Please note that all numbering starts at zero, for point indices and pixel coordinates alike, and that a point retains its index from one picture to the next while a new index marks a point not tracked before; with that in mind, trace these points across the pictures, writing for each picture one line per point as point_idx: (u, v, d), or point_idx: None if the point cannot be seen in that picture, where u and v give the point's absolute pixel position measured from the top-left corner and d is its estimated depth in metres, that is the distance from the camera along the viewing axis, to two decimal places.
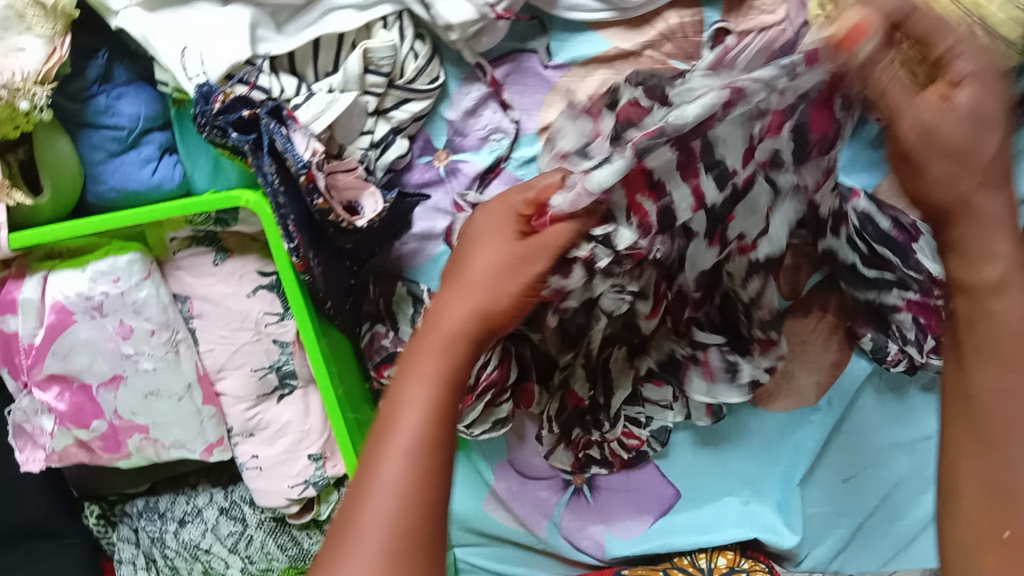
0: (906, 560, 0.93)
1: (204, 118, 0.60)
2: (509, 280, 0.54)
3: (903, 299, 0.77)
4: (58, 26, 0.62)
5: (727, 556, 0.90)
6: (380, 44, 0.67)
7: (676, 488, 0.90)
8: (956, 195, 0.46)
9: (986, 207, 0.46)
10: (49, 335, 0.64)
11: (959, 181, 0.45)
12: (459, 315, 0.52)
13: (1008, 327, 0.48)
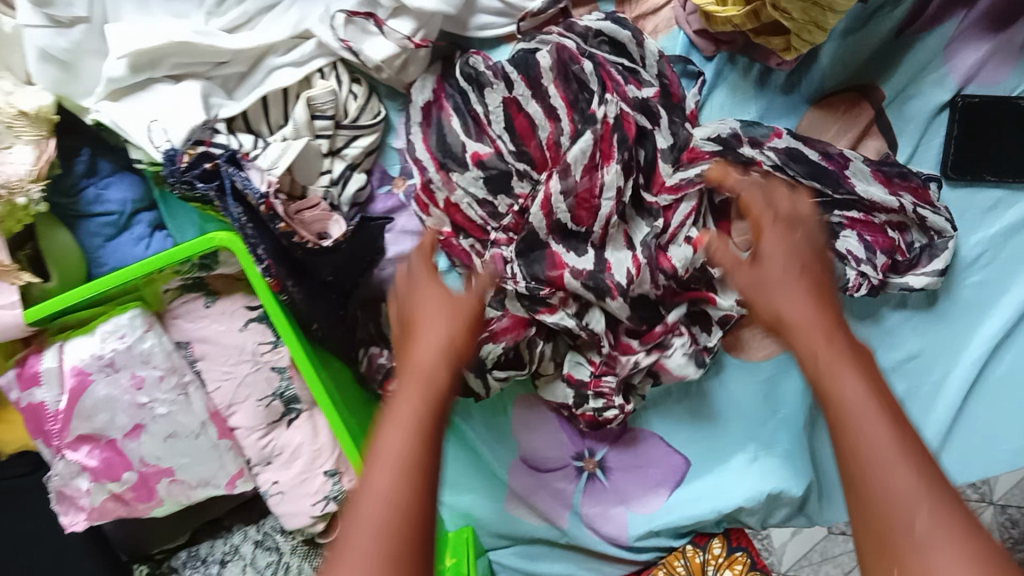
0: None
1: (174, 177, 0.69)
2: (452, 317, 0.58)
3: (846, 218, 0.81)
4: (42, 130, 0.72)
5: (736, 567, 0.91)
6: (320, 91, 0.77)
7: (684, 455, 0.91)
8: (774, 314, 0.57)
9: (846, 382, 0.51)
10: (72, 398, 0.71)
11: (779, 303, 0.57)
12: (431, 356, 0.55)
13: (858, 412, 0.50)
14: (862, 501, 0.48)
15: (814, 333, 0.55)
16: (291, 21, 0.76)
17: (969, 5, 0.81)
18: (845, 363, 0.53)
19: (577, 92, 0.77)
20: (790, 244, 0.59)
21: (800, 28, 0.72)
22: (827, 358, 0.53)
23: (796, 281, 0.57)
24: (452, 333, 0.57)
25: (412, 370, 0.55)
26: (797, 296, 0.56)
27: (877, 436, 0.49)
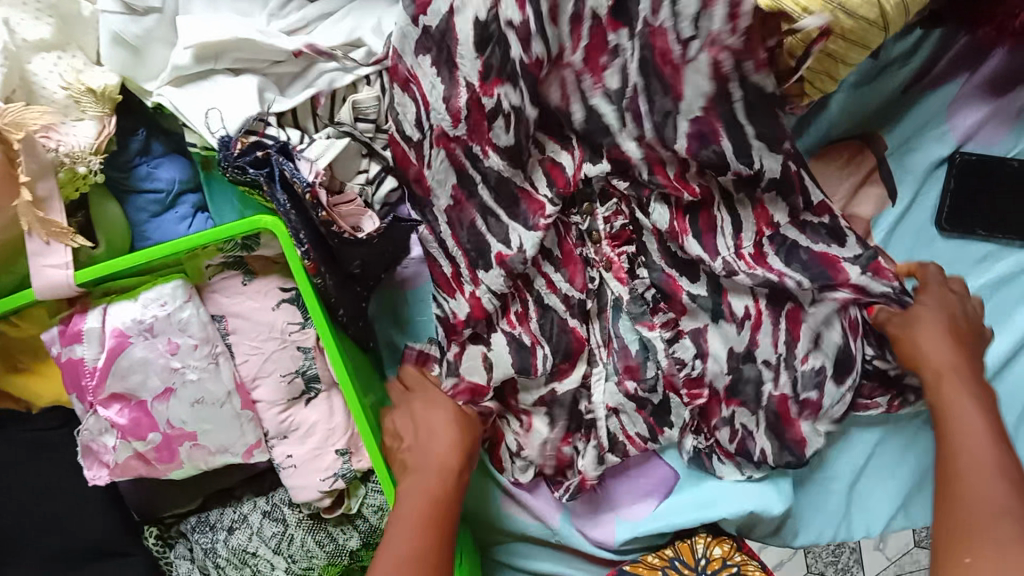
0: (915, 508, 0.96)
1: (227, 161, 0.74)
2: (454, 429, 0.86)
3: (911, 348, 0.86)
4: (105, 108, 0.77)
5: (723, 547, 0.94)
6: (365, 97, 0.83)
7: (674, 467, 0.97)
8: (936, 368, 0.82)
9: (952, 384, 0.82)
10: (110, 357, 0.77)
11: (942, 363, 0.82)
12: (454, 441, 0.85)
13: (970, 436, 0.79)
14: (954, 480, 0.78)
15: (962, 376, 0.82)
16: (346, 29, 0.82)
17: (973, 69, 0.86)
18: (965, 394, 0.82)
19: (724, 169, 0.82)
20: (942, 301, 0.85)
21: (812, 75, 0.78)
22: (951, 388, 0.81)
23: (948, 348, 0.83)
24: (453, 444, 0.85)
25: (418, 467, 0.81)
26: (942, 345, 0.83)
27: (965, 420, 0.80)
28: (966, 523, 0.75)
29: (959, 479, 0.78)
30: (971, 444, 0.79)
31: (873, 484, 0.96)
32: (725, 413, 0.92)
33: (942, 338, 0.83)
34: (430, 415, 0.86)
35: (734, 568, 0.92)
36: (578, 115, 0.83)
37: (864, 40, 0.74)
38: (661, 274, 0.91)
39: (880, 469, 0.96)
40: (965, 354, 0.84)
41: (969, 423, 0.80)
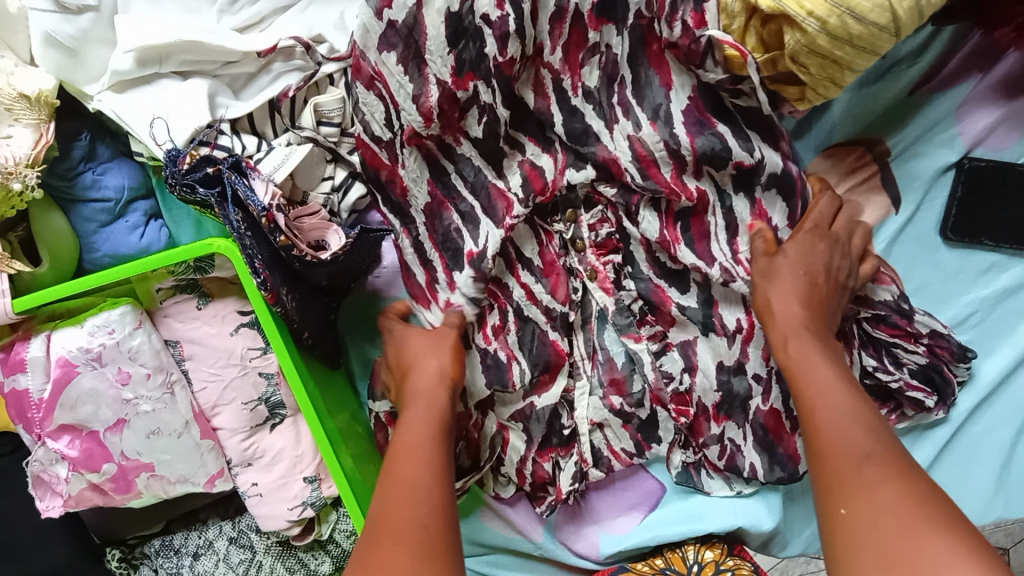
0: None
1: (174, 179, 0.68)
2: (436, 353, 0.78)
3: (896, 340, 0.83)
4: (43, 114, 0.70)
5: (714, 550, 0.91)
6: (328, 99, 0.76)
7: (660, 480, 0.94)
8: (781, 312, 0.74)
9: (787, 311, 0.74)
10: (56, 388, 0.71)
11: (791, 294, 0.74)
12: (434, 370, 0.76)
13: (821, 377, 0.67)
14: (823, 452, 0.61)
15: (803, 333, 0.72)
16: (306, 23, 0.75)
17: (984, 70, 0.80)
18: (804, 329, 0.73)
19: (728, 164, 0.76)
20: (814, 248, 0.76)
21: (814, 83, 0.71)
22: (799, 341, 0.72)
23: (800, 305, 0.74)
24: (441, 364, 0.77)
25: (414, 394, 0.74)
26: (789, 294, 0.74)
27: (822, 377, 0.67)
28: (841, 467, 0.58)
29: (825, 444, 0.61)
30: (831, 395, 0.65)
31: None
32: (715, 429, 0.88)
33: (798, 288, 0.75)
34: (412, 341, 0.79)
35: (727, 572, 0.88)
36: (558, 117, 0.79)
37: (875, 47, 0.67)
38: (649, 285, 0.86)
39: None
40: (823, 310, 0.75)
41: (824, 378, 0.67)
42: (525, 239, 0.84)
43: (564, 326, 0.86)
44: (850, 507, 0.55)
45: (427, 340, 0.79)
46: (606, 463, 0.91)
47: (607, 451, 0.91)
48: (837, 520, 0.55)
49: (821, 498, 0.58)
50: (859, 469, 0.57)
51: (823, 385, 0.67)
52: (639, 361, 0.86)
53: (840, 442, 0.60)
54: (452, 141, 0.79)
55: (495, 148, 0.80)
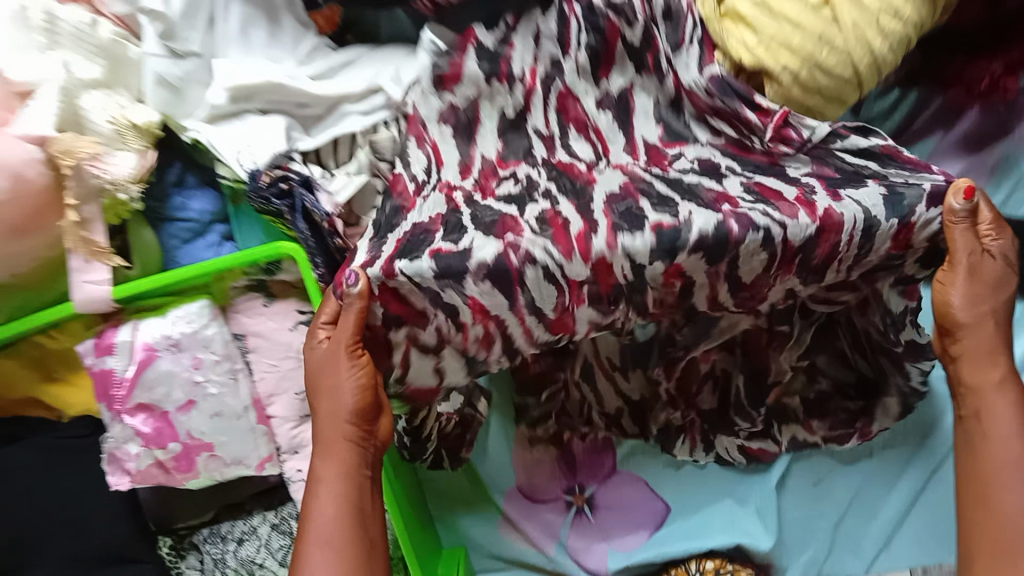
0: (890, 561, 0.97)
1: (254, 193, 0.82)
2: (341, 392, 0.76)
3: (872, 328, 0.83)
4: (147, 142, 0.84)
5: (715, 560, 0.95)
6: (383, 138, 0.90)
7: (666, 501, 1.00)
8: (968, 315, 0.76)
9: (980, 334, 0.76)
10: (139, 369, 0.83)
11: (980, 305, 0.76)
12: (349, 397, 0.76)
13: (1002, 425, 0.76)
14: (994, 513, 0.74)
15: (981, 355, 0.77)
16: (368, 78, 0.90)
17: (947, 127, 0.91)
18: (996, 377, 0.77)
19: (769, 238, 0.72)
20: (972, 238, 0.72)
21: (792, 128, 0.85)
22: (984, 376, 0.77)
23: (990, 328, 0.77)
24: (347, 400, 0.76)
25: (325, 441, 0.78)
26: (980, 312, 0.76)
27: (1000, 416, 0.76)
28: (997, 475, 0.75)
29: (990, 471, 0.75)
30: (1002, 445, 0.75)
31: (862, 531, 0.97)
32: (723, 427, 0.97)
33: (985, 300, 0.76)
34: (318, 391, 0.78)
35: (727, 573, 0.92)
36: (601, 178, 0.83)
37: (841, 96, 0.81)
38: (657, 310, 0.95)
39: (855, 516, 0.97)
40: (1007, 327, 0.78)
41: (1001, 424, 0.76)
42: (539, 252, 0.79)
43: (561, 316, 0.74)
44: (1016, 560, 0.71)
45: (330, 361, 0.76)
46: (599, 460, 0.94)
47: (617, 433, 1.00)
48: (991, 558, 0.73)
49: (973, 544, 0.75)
50: (1008, 515, 0.73)
51: (997, 430, 0.76)
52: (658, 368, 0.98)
53: (998, 497, 0.74)
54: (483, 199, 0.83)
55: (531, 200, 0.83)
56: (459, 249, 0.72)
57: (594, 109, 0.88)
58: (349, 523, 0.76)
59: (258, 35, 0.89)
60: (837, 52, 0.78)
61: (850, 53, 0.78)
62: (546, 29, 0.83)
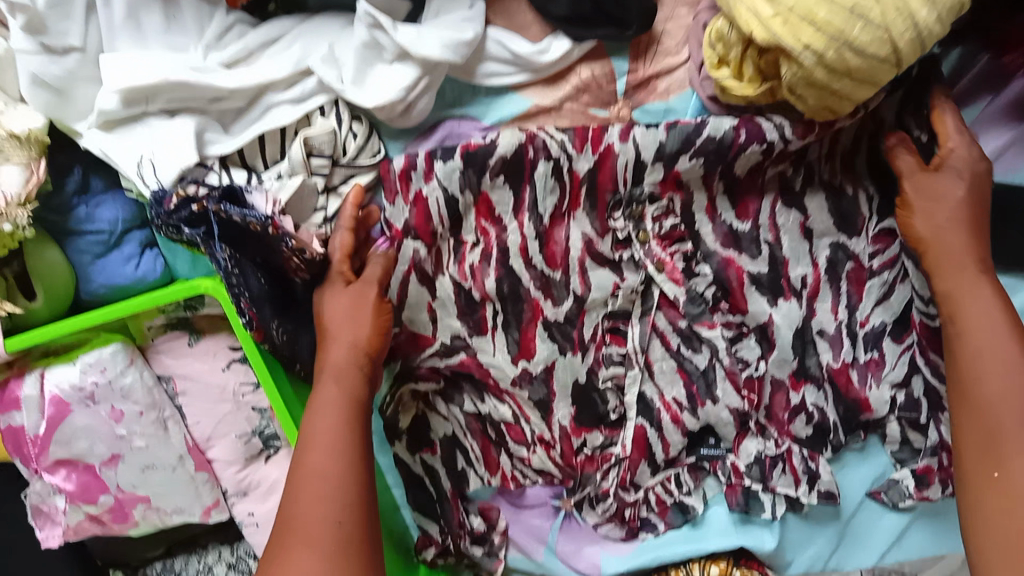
0: (900, 552, 0.94)
1: (160, 219, 0.68)
2: (357, 318, 0.71)
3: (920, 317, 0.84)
4: (33, 151, 0.70)
5: (720, 565, 0.92)
6: (319, 132, 0.75)
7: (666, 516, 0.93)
8: (925, 237, 0.75)
9: (978, 305, 0.72)
10: (50, 426, 0.72)
11: (935, 224, 0.75)
12: (339, 352, 0.70)
13: (987, 343, 0.71)
14: (976, 414, 0.69)
15: (943, 261, 0.74)
16: (292, 58, 0.73)
17: (994, 91, 0.78)
18: (981, 287, 0.73)
19: (775, 262, 0.84)
20: (950, 185, 0.75)
21: (811, 111, 0.71)
22: (952, 282, 0.74)
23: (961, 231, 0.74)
24: (357, 334, 0.71)
25: (334, 370, 0.70)
26: (941, 221, 0.74)
27: (992, 344, 0.70)
28: (996, 439, 0.68)
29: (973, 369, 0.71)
30: (982, 360, 0.70)
31: (879, 541, 0.94)
32: (795, 398, 0.88)
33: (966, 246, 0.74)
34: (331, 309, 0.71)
35: None
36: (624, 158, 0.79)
37: (875, 79, 0.66)
38: (720, 262, 0.84)
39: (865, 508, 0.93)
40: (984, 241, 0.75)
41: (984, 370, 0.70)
42: (580, 215, 0.83)
43: (563, 289, 0.86)
44: (1003, 472, 0.67)
45: (326, 374, 0.70)
46: (656, 416, 0.89)
47: (659, 402, 0.88)
48: (991, 485, 0.67)
49: (968, 466, 0.69)
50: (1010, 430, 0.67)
51: (976, 342, 0.71)
52: (714, 346, 0.86)
53: (975, 389, 0.70)
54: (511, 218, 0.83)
55: (558, 181, 0.81)
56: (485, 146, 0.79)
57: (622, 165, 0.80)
58: (328, 458, 0.65)
59: (151, 20, 0.70)
60: (871, 29, 0.62)
61: (888, 30, 0.62)
62: (548, 199, 0.82)
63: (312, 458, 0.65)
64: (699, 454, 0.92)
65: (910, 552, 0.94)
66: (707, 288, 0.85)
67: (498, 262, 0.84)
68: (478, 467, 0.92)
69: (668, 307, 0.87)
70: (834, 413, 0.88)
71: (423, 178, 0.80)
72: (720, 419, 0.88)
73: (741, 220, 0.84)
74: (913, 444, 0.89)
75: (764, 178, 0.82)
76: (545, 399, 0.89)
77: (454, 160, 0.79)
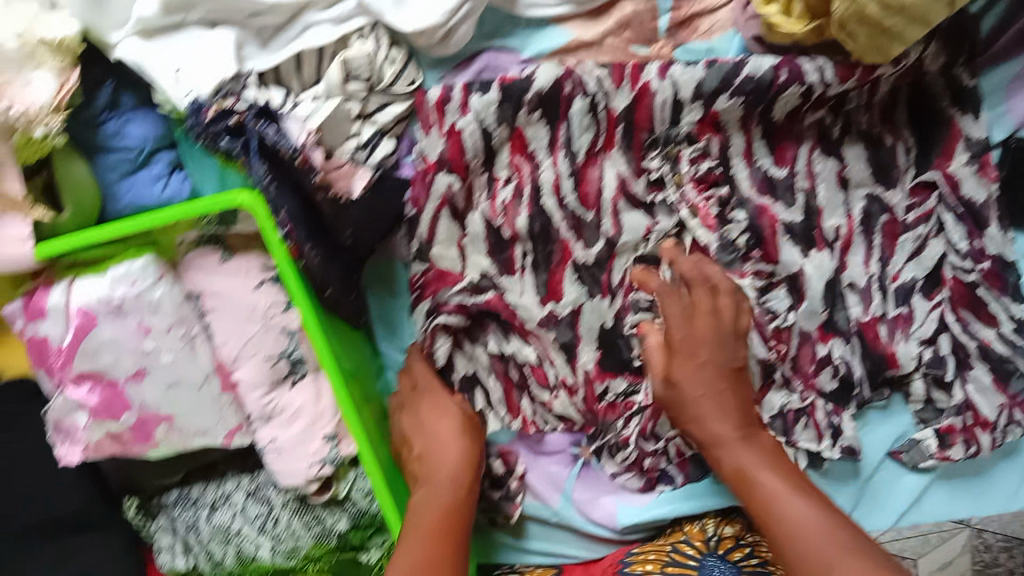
0: (917, 516, 0.94)
1: (199, 128, 0.67)
2: (460, 435, 0.85)
3: (953, 274, 0.84)
4: (66, 60, 0.69)
5: (734, 526, 0.91)
6: (357, 54, 0.74)
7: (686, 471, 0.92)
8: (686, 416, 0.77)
9: (763, 484, 0.72)
10: (77, 338, 0.71)
11: (693, 369, 0.76)
12: (453, 460, 0.82)
13: (796, 513, 0.69)
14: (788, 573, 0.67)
15: (702, 403, 0.76)
16: None
17: None
18: (733, 437, 0.76)
19: (809, 206, 0.83)
20: (708, 320, 0.76)
21: (861, 51, 0.70)
22: (745, 459, 0.75)
23: (707, 401, 0.76)
24: (465, 450, 0.83)
25: (429, 480, 0.80)
26: (690, 360, 0.76)
27: (798, 518, 0.69)
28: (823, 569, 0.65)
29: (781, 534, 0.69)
30: (785, 528, 0.69)
31: (899, 501, 0.93)
32: (822, 349, 0.86)
33: (725, 411, 0.76)
34: (436, 423, 0.84)
35: (747, 547, 0.88)
36: (663, 98, 0.79)
37: (926, 18, 0.65)
38: (754, 210, 0.83)
39: (884, 468, 0.93)
40: (735, 398, 0.77)
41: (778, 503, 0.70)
42: (616, 158, 0.83)
43: (592, 232, 0.85)
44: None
45: (427, 488, 0.79)
46: None
47: None
48: None
49: None
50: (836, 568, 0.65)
51: (744, 472, 0.74)
52: (742, 297, 0.85)
53: (789, 544, 0.68)
54: (546, 155, 0.83)
55: (594, 118, 0.81)
56: (524, 77, 0.79)
57: (663, 106, 0.79)
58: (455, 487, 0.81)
59: None
60: None
61: None
62: (586, 136, 0.82)
63: (422, 521, 0.75)
64: None
65: (927, 516, 0.94)
66: (738, 233, 0.83)
67: (531, 200, 0.84)
68: (499, 410, 0.91)
69: (700, 255, 0.85)
70: (866, 370, 0.86)
71: (459, 112, 0.79)
72: (750, 372, 0.85)
73: (778, 167, 0.83)
74: (936, 404, 0.88)
75: (802, 125, 0.82)
76: (571, 342, 0.88)
77: (491, 93, 0.79)
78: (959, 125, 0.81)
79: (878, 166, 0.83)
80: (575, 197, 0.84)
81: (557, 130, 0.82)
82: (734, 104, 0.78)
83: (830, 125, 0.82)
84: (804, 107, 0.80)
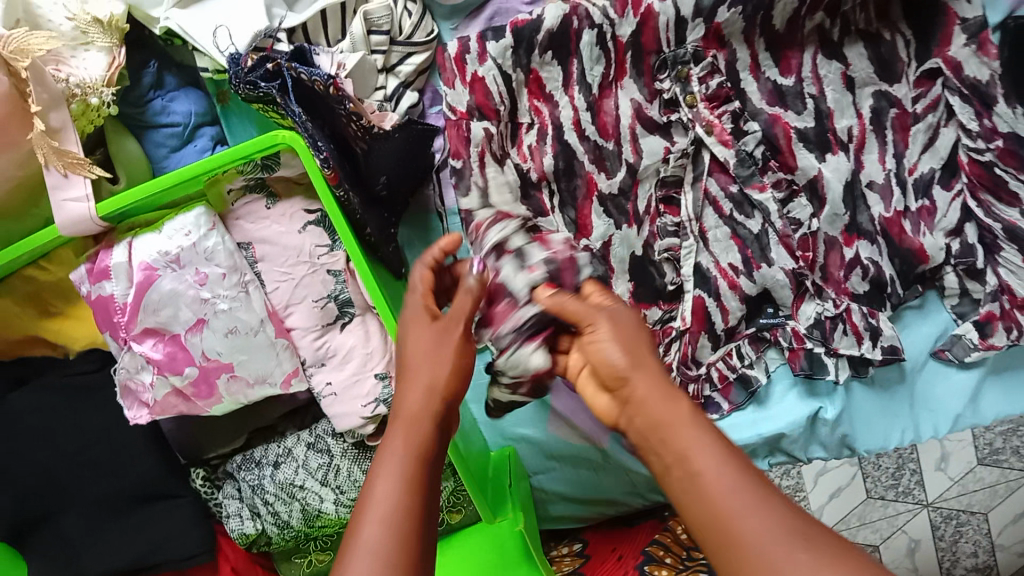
0: (971, 417, 0.94)
1: (237, 78, 0.71)
2: (440, 349, 0.63)
3: (968, 156, 0.85)
4: (115, 38, 0.74)
5: None
6: (377, 7, 0.80)
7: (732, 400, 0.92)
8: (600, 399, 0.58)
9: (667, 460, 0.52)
10: (139, 292, 0.74)
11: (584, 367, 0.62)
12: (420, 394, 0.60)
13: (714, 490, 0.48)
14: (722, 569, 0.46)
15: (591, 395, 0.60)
16: None
17: None
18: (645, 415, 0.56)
19: (819, 106, 0.86)
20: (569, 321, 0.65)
21: None
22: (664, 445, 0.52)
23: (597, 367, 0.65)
24: (436, 374, 0.61)
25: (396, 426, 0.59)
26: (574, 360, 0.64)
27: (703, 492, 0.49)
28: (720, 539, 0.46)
29: (719, 520, 0.47)
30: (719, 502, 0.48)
31: (954, 402, 0.93)
32: (848, 252, 0.87)
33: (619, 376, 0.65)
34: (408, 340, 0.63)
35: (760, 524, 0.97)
36: (667, 17, 0.83)
37: None
38: (767, 120, 0.86)
39: (933, 371, 0.93)
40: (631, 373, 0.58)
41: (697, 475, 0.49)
42: (629, 84, 0.86)
43: (614, 159, 0.88)
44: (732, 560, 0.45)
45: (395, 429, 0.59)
46: (715, 286, 0.88)
47: (715, 270, 0.88)
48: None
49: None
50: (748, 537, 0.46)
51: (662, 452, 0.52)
52: (767, 210, 0.86)
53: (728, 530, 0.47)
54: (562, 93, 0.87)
55: (603, 48, 0.84)
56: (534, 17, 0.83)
57: (668, 28, 0.83)
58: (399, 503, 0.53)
59: None
60: None
61: None
62: (596, 68, 0.85)
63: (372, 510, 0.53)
64: (759, 324, 0.91)
65: (981, 417, 0.94)
66: (755, 144, 0.86)
67: (555, 139, 0.87)
68: None
69: (719, 173, 0.88)
70: (901, 267, 0.87)
71: (479, 59, 0.84)
72: (780, 283, 0.87)
73: (785, 76, 0.86)
74: (971, 295, 0.89)
75: (803, 33, 0.85)
76: (605, 275, 0.88)
77: (505, 38, 0.84)
78: (955, 9, 0.83)
79: (882, 63, 0.85)
80: (592, 125, 0.87)
81: (571, 64, 0.85)
82: (735, 15, 0.82)
83: (830, 29, 0.85)
84: (803, 11, 0.84)
